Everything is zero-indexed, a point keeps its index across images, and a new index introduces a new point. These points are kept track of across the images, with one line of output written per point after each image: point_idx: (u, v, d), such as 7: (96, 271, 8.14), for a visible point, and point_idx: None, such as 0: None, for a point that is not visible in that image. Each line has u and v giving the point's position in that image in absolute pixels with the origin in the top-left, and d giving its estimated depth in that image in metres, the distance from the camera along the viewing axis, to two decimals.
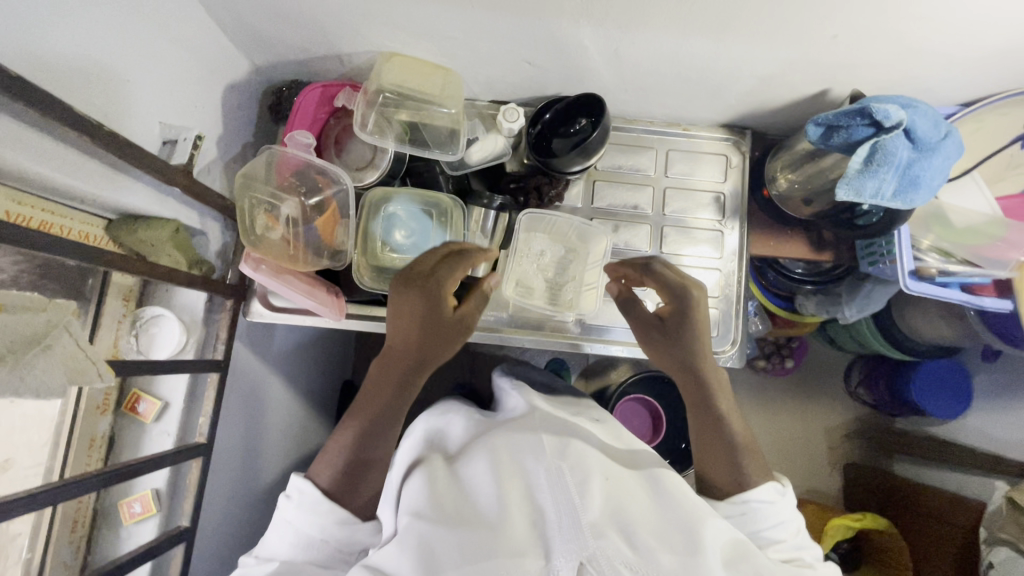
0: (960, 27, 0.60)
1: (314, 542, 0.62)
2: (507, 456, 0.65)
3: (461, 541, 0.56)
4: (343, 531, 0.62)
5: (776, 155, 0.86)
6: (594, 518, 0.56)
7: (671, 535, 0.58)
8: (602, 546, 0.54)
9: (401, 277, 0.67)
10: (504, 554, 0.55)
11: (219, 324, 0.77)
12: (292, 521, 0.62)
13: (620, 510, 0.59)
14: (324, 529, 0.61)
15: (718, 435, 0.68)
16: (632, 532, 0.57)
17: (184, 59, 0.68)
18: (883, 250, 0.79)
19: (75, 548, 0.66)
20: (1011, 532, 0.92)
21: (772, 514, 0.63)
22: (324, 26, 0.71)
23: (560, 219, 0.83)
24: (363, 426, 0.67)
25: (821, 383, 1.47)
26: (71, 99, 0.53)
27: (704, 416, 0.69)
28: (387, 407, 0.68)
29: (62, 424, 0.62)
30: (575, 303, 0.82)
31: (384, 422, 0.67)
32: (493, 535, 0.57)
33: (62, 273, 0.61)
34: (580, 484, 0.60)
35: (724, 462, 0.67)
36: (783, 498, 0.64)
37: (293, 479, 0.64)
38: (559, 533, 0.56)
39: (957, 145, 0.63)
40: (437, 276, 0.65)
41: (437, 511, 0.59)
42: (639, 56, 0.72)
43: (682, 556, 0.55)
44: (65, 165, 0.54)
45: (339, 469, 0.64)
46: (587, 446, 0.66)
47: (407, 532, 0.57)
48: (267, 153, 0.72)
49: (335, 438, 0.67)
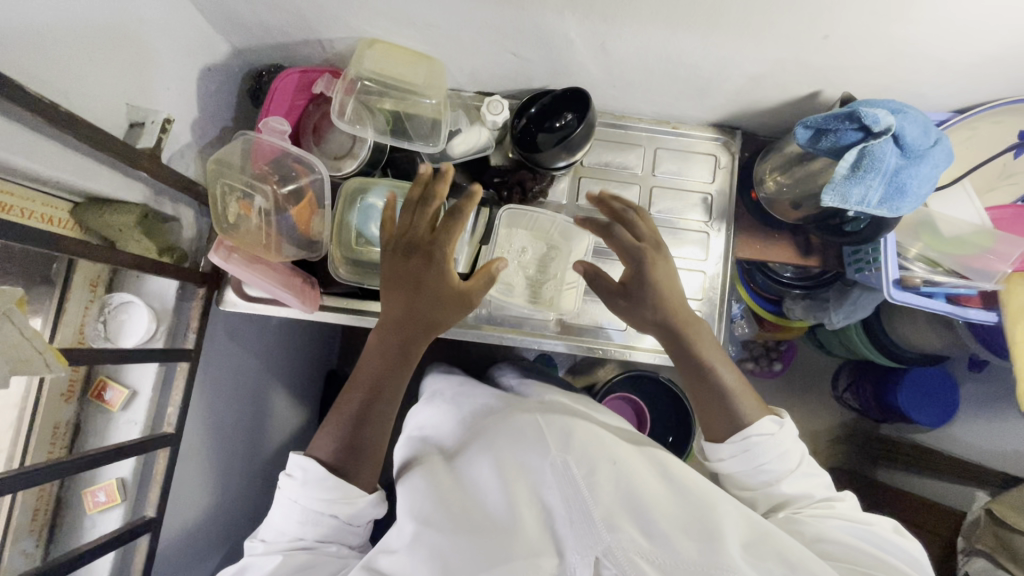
0: (953, 32, 0.58)
1: (320, 519, 0.61)
2: (509, 453, 0.63)
3: (473, 546, 0.54)
4: (351, 507, 0.61)
5: (765, 156, 0.84)
6: (605, 509, 0.55)
7: (691, 525, 0.55)
8: (618, 538, 0.52)
9: (395, 240, 0.68)
10: (523, 555, 0.53)
11: (191, 312, 0.75)
12: (297, 499, 0.61)
13: (633, 497, 0.57)
14: (331, 506, 0.61)
15: (711, 392, 0.68)
16: (649, 523, 0.55)
17: (156, 39, 0.66)
18: (870, 257, 0.78)
19: (36, 537, 0.66)
20: (987, 543, 0.92)
21: (774, 446, 0.65)
22: (302, 10, 0.69)
23: (543, 216, 0.81)
24: (365, 393, 0.67)
25: (808, 387, 1.46)
26: (29, 78, 0.51)
27: (695, 379, 0.70)
28: (386, 371, 0.67)
29: (23, 410, 0.61)
30: (556, 302, 0.80)
31: (385, 388, 0.67)
32: (508, 537, 0.55)
33: (24, 256, 0.60)
34: (589, 477, 0.58)
35: (722, 414, 0.67)
36: (781, 430, 0.66)
37: (295, 457, 0.63)
38: (570, 529, 0.54)
39: (946, 153, 0.62)
40: (436, 238, 0.67)
41: (446, 512, 0.59)
42: (627, 51, 0.70)
43: (702, 544, 0.53)
44: (23, 145, 0.52)
45: (340, 440, 0.64)
46: (589, 437, 0.64)
47: (421, 543, 0.56)
48: (242, 139, 0.70)
49: (337, 410, 0.67)
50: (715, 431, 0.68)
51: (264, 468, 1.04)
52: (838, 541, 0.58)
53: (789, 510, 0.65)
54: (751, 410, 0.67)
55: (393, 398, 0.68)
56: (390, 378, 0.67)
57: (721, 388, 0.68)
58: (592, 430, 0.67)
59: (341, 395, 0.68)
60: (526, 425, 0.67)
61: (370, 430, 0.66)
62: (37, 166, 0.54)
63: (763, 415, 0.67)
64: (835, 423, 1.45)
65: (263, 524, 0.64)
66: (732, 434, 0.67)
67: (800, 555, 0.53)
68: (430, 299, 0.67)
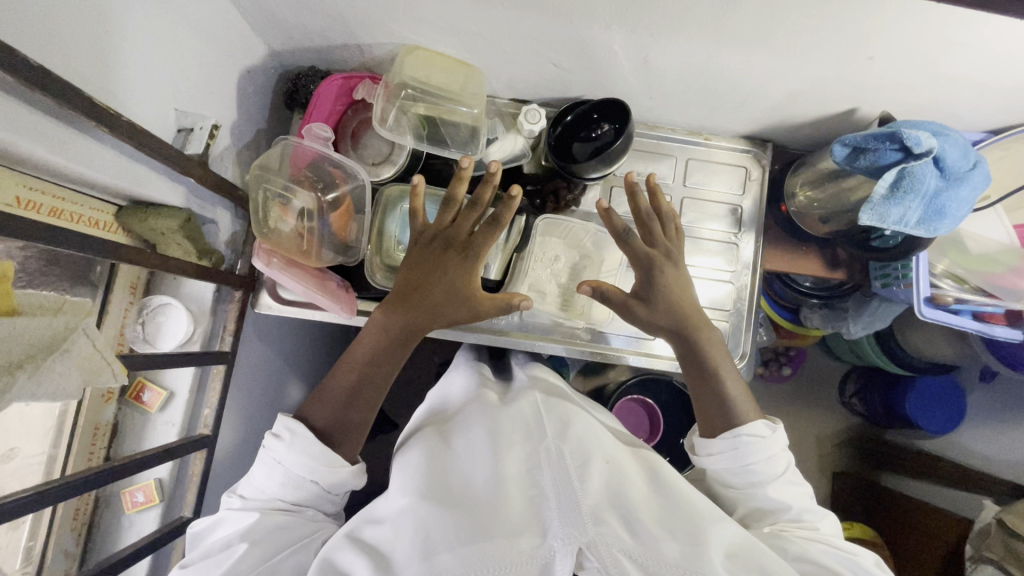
0: (998, 57, 0.59)
1: (302, 484, 0.60)
2: (508, 438, 0.65)
3: (456, 522, 0.53)
4: (333, 475, 0.61)
5: (798, 169, 0.85)
6: (593, 502, 0.55)
7: (677, 526, 0.56)
8: (602, 532, 0.52)
9: (431, 234, 0.68)
10: (503, 534, 0.52)
11: (227, 315, 0.76)
12: (281, 461, 0.60)
13: (620, 495, 0.58)
14: (315, 472, 0.60)
15: (711, 388, 0.69)
16: (634, 521, 0.55)
17: (200, 42, 0.66)
18: (898, 273, 0.80)
19: (76, 535, 0.68)
20: (997, 552, 0.93)
21: (763, 448, 0.65)
22: (347, 17, 0.69)
23: (576, 225, 0.82)
24: (360, 373, 0.65)
25: (817, 392, 1.48)
26: (90, 87, 0.52)
27: (696, 377, 0.71)
28: (383, 350, 0.66)
29: (66, 413, 0.63)
30: (587, 311, 0.84)
31: (381, 372, 0.66)
32: (490, 516, 0.54)
33: (69, 261, 0.60)
34: (580, 468, 0.59)
35: (717, 410, 0.68)
36: (770, 437, 0.66)
37: (284, 419, 0.62)
38: (556, 512, 0.54)
39: (985, 175, 0.63)
40: (473, 243, 0.67)
41: (436, 490, 0.58)
42: (668, 65, 0.71)
43: (686, 547, 0.53)
44: (82, 155, 0.53)
45: (330, 410, 0.64)
46: (586, 434, 0.66)
47: (406, 514, 0.55)
48: (281, 144, 0.70)
49: (328, 381, 0.66)
50: (709, 427, 0.69)
51: None
52: (815, 560, 0.58)
53: (772, 526, 0.65)
54: (746, 412, 0.68)
55: (390, 381, 0.68)
56: (387, 360, 0.66)
57: (720, 385, 0.69)
58: (591, 428, 0.69)
59: (332, 369, 0.67)
60: (532, 418, 0.68)
61: (361, 407, 0.65)
62: (94, 173, 0.54)
63: (756, 419, 0.68)
64: (843, 428, 1.46)
65: (245, 479, 0.63)
66: (724, 431, 0.67)
67: (778, 568, 0.53)
68: (437, 290, 0.66)
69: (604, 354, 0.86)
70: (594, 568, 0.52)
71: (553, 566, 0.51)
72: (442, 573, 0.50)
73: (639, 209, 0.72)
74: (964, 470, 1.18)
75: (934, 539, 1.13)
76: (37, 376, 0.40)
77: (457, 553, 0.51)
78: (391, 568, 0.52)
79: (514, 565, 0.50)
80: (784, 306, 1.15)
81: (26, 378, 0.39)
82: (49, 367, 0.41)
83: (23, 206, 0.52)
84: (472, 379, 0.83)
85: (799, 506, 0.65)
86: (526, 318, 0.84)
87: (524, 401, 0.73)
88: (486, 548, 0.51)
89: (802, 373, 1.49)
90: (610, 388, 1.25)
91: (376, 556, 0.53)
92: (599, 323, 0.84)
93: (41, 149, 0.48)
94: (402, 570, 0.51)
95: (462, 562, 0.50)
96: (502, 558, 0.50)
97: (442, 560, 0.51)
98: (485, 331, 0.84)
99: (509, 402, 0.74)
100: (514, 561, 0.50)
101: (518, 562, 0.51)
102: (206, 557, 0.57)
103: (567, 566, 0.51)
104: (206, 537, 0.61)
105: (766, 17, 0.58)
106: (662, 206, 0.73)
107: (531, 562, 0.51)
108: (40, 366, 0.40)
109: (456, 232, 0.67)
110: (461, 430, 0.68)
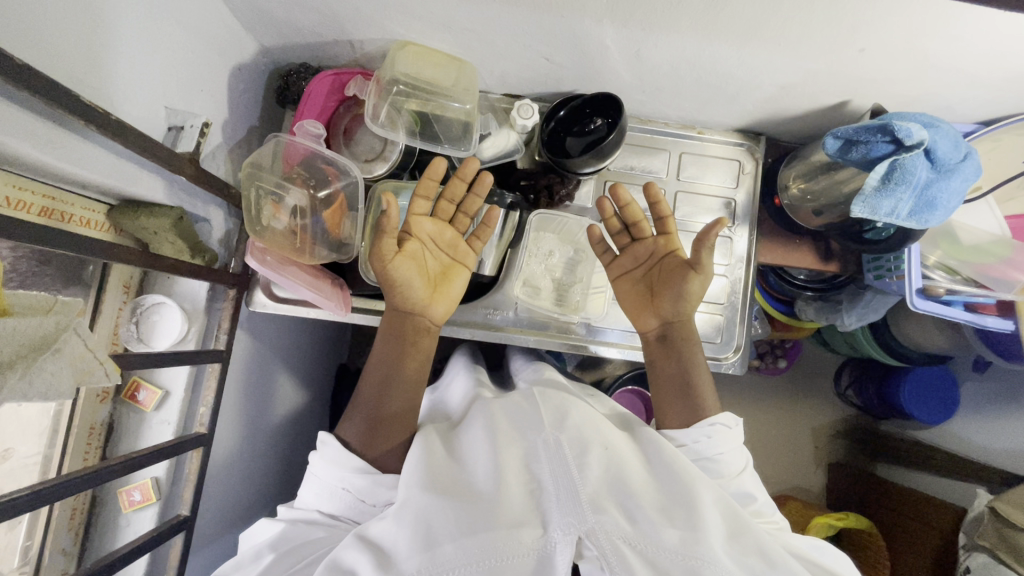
0: (986, 50, 0.59)
1: (336, 491, 0.64)
2: (506, 429, 0.64)
3: (457, 512, 0.54)
4: (361, 483, 0.62)
5: (788, 163, 0.87)
6: (592, 490, 0.54)
7: (672, 509, 0.56)
8: (601, 520, 0.52)
9: (411, 227, 0.73)
10: (503, 525, 0.52)
11: (221, 314, 0.76)
12: (318, 472, 0.65)
13: (620, 482, 0.57)
14: (344, 480, 0.63)
15: (679, 371, 0.74)
16: (633, 507, 0.55)
17: (187, 39, 0.65)
18: (891, 266, 0.80)
19: (74, 535, 0.68)
20: (989, 540, 0.92)
21: (729, 438, 0.68)
22: (336, 12, 0.68)
23: (570, 220, 0.86)
24: (379, 375, 0.70)
25: (813, 383, 1.49)
26: (77, 86, 0.51)
27: (670, 363, 0.74)
28: (392, 341, 0.72)
29: (61, 414, 0.63)
30: (581, 306, 0.85)
31: (391, 364, 0.70)
32: (490, 507, 0.54)
33: (62, 261, 0.60)
34: (579, 457, 0.57)
35: (683, 402, 0.72)
36: (734, 428, 0.69)
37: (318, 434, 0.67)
38: (556, 503, 0.54)
39: (976, 167, 0.63)
40: (455, 220, 0.78)
41: (436, 483, 0.57)
42: (660, 59, 0.70)
43: (685, 532, 0.53)
44: (74, 156, 0.52)
45: (361, 425, 0.67)
46: (586, 421, 0.64)
47: (406, 506, 0.55)
48: (274, 142, 0.70)
49: (357, 397, 0.70)
50: (677, 418, 0.72)
51: (284, 463, 1.06)
52: (815, 561, 0.61)
53: (766, 518, 0.66)
54: (709, 405, 0.71)
55: (416, 382, 0.72)
56: (394, 346, 0.71)
57: (686, 381, 0.73)
58: (590, 414, 0.67)
59: (357, 386, 0.71)
60: (528, 409, 0.67)
61: (387, 408, 0.68)
62: (87, 173, 0.54)
63: (722, 411, 0.71)
64: (839, 419, 1.47)
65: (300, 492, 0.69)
66: (699, 421, 0.69)
67: (774, 548, 0.55)
68: (417, 266, 0.72)
69: (599, 349, 0.85)
70: (593, 557, 0.53)
71: (553, 557, 0.52)
72: (445, 564, 0.51)
73: (609, 215, 0.80)
74: (957, 458, 1.19)
75: (928, 528, 1.13)
76: (27, 375, 0.40)
77: (459, 544, 0.52)
78: (394, 563, 0.52)
79: (514, 555, 0.51)
80: (779, 298, 1.15)
81: (18, 377, 0.40)
82: (40, 367, 0.41)
83: (13, 206, 0.52)
84: (477, 376, 0.85)
85: (764, 498, 0.67)
86: (520, 312, 0.85)
87: (522, 394, 0.72)
88: (486, 540, 0.51)
89: (796, 366, 1.49)
90: (608, 382, 1.26)
91: (381, 554, 0.53)
92: (593, 318, 0.85)
93: (31, 148, 0.48)
94: (404, 564, 0.52)
95: (465, 553, 0.51)
96: (503, 549, 0.51)
97: (444, 551, 0.52)
98: (481, 326, 0.84)
99: (510, 397, 0.73)
100: (516, 552, 0.51)
101: (520, 554, 0.51)
102: (239, 568, 0.60)
103: (569, 556, 0.52)
104: (250, 542, 0.65)
105: (756, 10, 0.58)
106: (636, 217, 0.78)
107: (530, 554, 0.51)
108: (30, 367, 0.41)
109: (442, 214, 0.77)
110: (466, 424, 0.68)
